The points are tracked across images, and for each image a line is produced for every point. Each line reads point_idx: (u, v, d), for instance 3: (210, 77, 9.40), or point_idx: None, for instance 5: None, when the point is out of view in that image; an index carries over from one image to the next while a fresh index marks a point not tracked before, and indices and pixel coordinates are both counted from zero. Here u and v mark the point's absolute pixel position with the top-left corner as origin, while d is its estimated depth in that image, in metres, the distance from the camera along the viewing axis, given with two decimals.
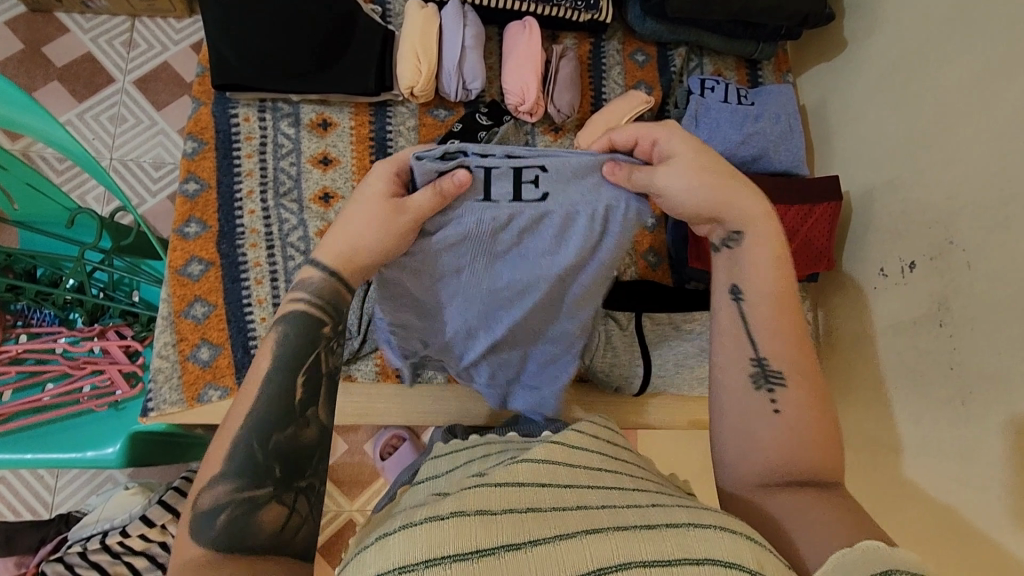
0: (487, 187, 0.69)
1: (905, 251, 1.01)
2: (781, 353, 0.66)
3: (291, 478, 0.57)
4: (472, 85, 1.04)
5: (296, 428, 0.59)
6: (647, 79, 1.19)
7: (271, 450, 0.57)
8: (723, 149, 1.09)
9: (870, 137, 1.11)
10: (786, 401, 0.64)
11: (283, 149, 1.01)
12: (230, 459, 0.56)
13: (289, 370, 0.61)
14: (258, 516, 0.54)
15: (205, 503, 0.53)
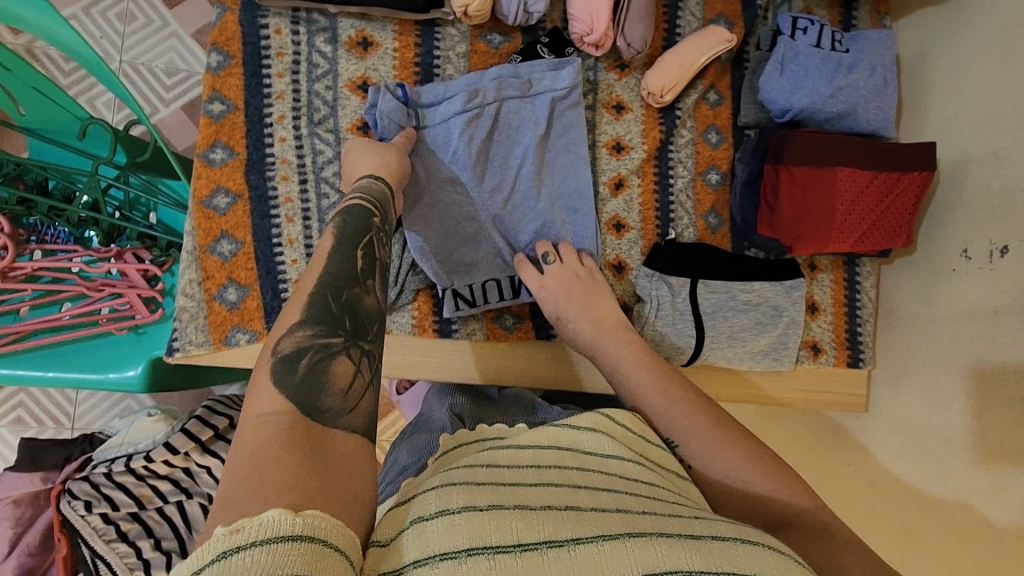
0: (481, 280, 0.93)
1: (997, 233, 0.91)
2: (667, 416, 0.77)
3: (358, 335, 0.62)
4: (534, 7, 0.91)
5: (360, 290, 0.66)
6: (729, 13, 1.04)
7: (342, 309, 0.63)
8: (810, 103, 0.96)
9: (975, 99, 0.98)
10: (695, 449, 0.74)
11: (317, 70, 0.90)
12: (309, 308, 0.61)
13: (348, 242, 0.69)
14: (331, 366, 0.58)
15: (286, 348, 0.57)
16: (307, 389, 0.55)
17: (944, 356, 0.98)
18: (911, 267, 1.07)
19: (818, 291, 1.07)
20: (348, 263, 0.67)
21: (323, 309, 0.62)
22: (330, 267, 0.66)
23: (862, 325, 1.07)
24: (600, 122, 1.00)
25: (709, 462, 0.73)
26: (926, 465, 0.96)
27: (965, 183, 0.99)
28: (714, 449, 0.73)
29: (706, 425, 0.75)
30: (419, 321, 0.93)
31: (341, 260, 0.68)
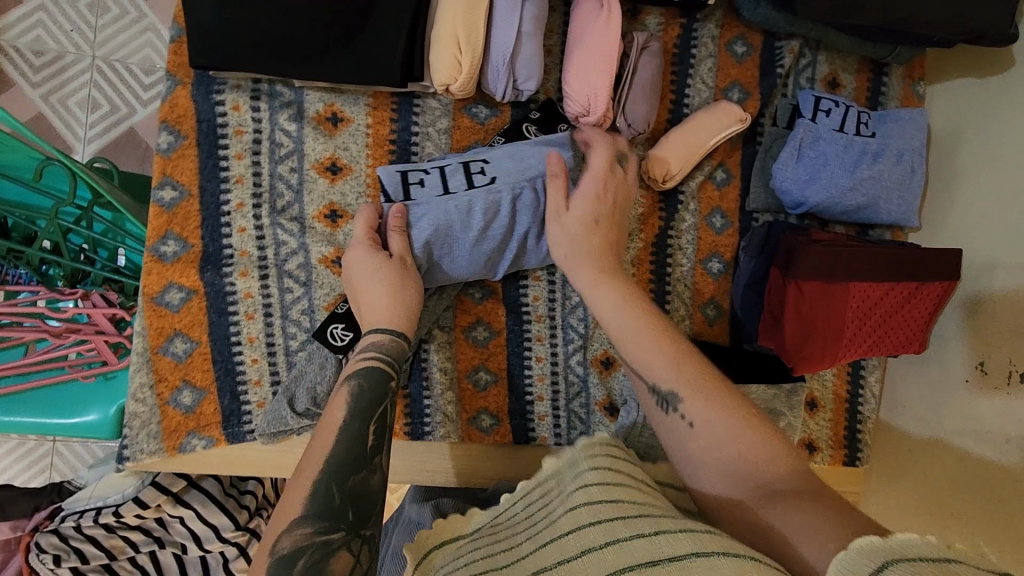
0: (445, 182, 0.80)
1: (1017, 353, 0.84)
2: (664, 373, 0.65)
3: (360, 523, 0.58)
4: (524, 85, 0.81)
5: (366, 472, 0.61)
6: (744, 80, 0.94)
7: (347, 491, 0.58)
8: (826, 197, 0.88)
9: (1008, 198, 0.88)
10: (693, 407, 0.62)
11: (281, 150, 0.81)
12: (308, 502, 0.56)
13: (362, 417, 0.64)
14: (331, 563, 0.54)
15: (282, 548, 0.53)
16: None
17: (950, 469, 0.91)
18: (920, 363, 1.00)
19: (819, 386, 1.00)
20: (357, 441, 0.62)
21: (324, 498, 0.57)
22: (337, 448, 0.61)
23: (863, 422, 1.01)
24: None
25: (710, 423, 0.60)
26: None
27: (992, 286, 0.90)
28: (712, 406, 0.61)
29: (710, 386, 0.63)
30: None
31: (352, 438, 0.62)
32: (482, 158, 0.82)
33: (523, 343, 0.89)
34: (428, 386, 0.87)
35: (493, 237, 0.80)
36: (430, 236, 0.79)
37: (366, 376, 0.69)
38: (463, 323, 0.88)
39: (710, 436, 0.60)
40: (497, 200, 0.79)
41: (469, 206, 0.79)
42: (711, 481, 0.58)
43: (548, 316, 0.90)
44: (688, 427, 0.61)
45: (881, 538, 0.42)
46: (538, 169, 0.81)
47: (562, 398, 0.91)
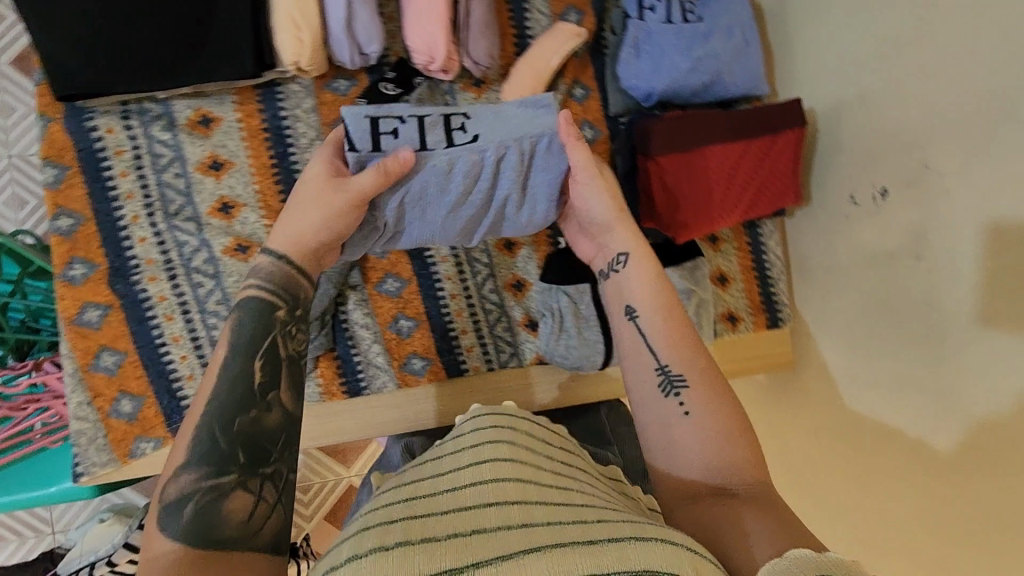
0: (422, 136, 0.80)
1: (877, 175, 0.91)
2: (674, 358, 0.70)
3: (255, 464, 0.63)
4: (369, 48, 0.88)
5: (257, 412, 0.66)
6: (577, 2, 1.01)
7: (234, 434, 0.63)
8: (671, 82, 0.95)
9: (835, 46, 0.96)
10: (693, 399, 0.67)
11: (162, 160, 0.87)
12: (192, 450, 0.61)
13: (244, 355, 0.69)
14: (224, 504, 0.58)
15: (171, 494, 0.58)
16: (201, 524, 0.56)
17: (851, 302, 0.98)
18: (809, 217, 1.07)
19: (724, 262, 1.06)
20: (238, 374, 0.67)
21: (212, 444, 0.62)
22: (223, 390, 0.66)
23: (774, 285, 1.07)
24: None
25: (704, 418, 0.66)
26: (850, 414, 0.97)
27: (842, 126, 0.98)
28: (712, 411, 0.66)
29: (716, 387, 0.68)
30: (326, 387, 0.92)
31: (235, 376, 0.67)
32: (463, 113, 0.82)
33: (435, 285, 0.95)
34: (355, 343, 0.92)
35: (471, 204, 0.83)
36: (406, 193, 0.80)
37: (248, 311, 0.72)
38: (373, 279, 0.93)
39: (702, 428, 0.65)
40: (480, 160, 0.81)
41: (449, 166, 0.80)
42: (682, 472, 0.64)
43: (452, 255, 0.95)
44: (684, 415, 0.67)
45: (814, 553, 0.48)
46: (533, 130, 0.81)
47: (485, 327, 0.96)
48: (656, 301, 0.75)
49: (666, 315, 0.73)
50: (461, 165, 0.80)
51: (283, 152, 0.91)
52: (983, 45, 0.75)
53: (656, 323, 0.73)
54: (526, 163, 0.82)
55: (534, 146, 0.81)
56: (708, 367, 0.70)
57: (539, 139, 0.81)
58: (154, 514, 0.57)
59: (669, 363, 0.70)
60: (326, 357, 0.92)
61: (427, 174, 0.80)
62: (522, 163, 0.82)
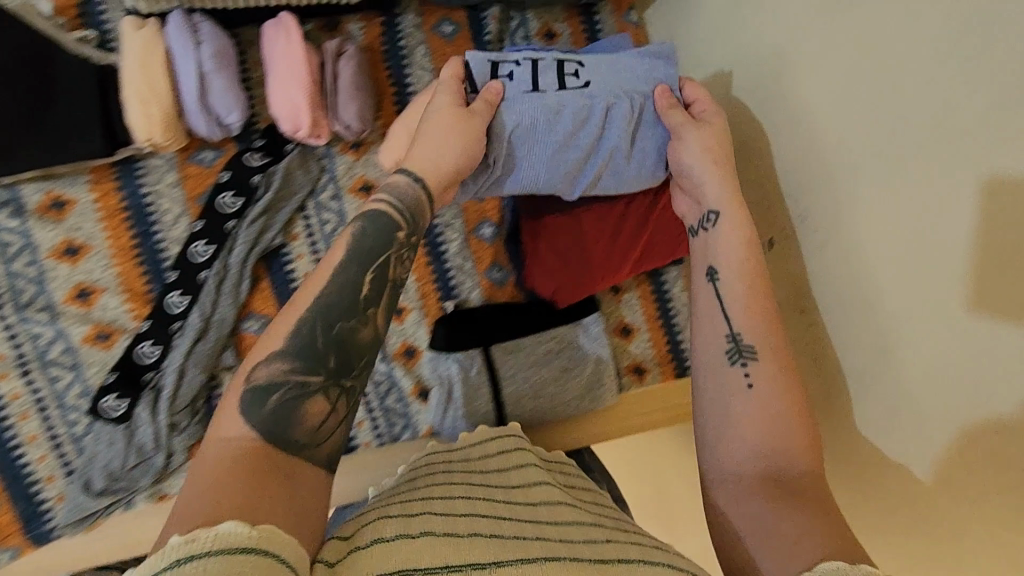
0: (536, 79, 0.81)
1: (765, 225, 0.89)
2: (743, 320, 0.74)
3: (340, 374, 0.60)
4: (229, 118, 0.83)
5: (354, 323, 0.61)
6: (460, 55, 0.99)
7: (329, 339, 0.59)
8: None
9: (718, 90, 0.93)
10: (760, 373, 0.70)
11: (10, 249, 0.82)
12: (291, 341, 0.58)
13: (359, 263, 0.64)
14: (303, 406, 0.56)
15: (262, 377, 0.56)
16: (276, 424, 0.54)
17: None
18: None
19: (627, 312, 1.03)
20: (351, 290, 0.62)
21: (306, 342, 0.59)
22: (333, 289, 0.62)
23: (681, 332, 1.05)
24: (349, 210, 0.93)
25: (771, 397, 0.68)
26: None
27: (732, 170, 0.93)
28: (773, 387, 0.69)
29: (785, 367, 0.71)
30: None
31: (343, 281, 0.62)
32: (578, 61, 0.82)
33: None
34: None
35: (576, 146, 0.80)
36: (508, 122, 0.79)
37: (369, 221, 0.66)
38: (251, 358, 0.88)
39: (769, 405, 0.68)
40: (588, 105, 0.80)
41: (559, 106, 0.79)
42: (733, 450, 0.67)
43: None
44: (748, 388, 0.70)
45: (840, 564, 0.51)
46: (640, 87, 0.82)
47: (374, 399, 0.92)
48: (747, 266, 0.76)
49: (747, 272, 0.76)
50: (568, 109, 0.79)
51: (146, 231, 0.86)
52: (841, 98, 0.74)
53: (730, 255, 0.77)
54: (636, 115, 0.81)
55: (644, 103, 0.81)
56: (778, 342, 0.72)
57: (646, 101, 0.82)
58: (237, 388, 0.56)
59: (742, 333, 0.73)
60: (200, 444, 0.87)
61: (529, 107, 0.79)
62: (632, 117, 0.80)
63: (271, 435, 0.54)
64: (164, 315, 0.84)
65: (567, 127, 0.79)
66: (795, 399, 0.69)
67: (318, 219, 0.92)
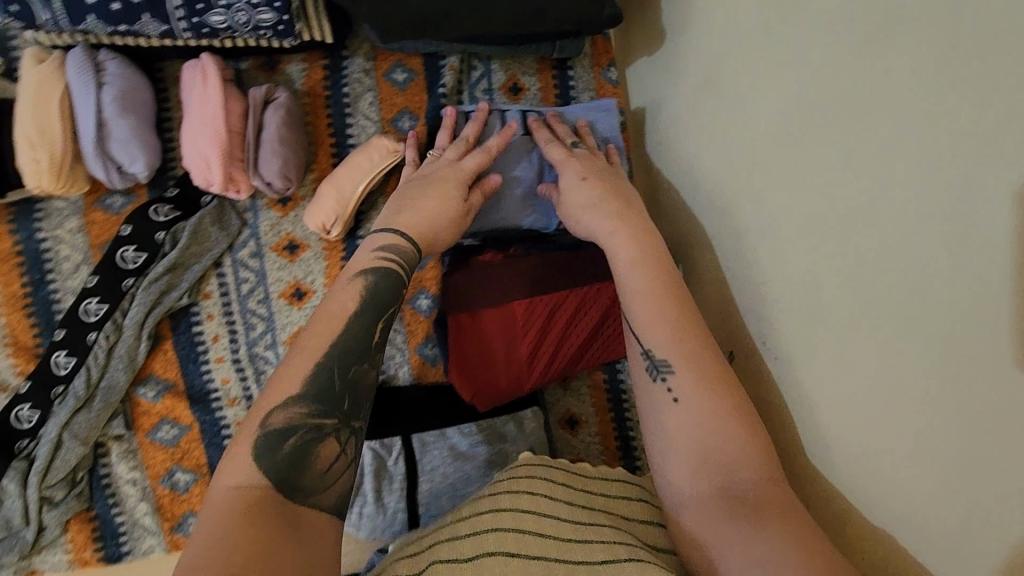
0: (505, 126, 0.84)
1: (724, 331, 0.79)
2: (661, 340, 0.69)
3: (352, 415, 0.60)
4: (133, 167, 0.76)
5: (366, 366, 0.63)
6: (411, 106, 0.89)
7: (347, 381, 0.60)
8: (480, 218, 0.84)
9: (690, 170, 0.83)
10: (681, 384, 0.66)
11: None
12: (310, 383, 0.59)
13: (373, 311, 0.65)
14: (317, 448, 0.56)
15: (279, 422, 0.56)
16: (288, 468, 0.54)
17: None
18: None
19: (574, 401, 0.93)
20: (365, 336, 0.64)
21: (325, 383, 0.59)
22: (344, 338, 0.62)
23: (633, 430, 0.94)
24: (272, 269, 0.85)
25: (693, 399, 0.65)
26: None
27: (699, 265, 0.84)
28: (702, 395, 0.65)
29: (709, 375, 0.66)
30: (78, 552, 0.79)
31: (360, 328, 0.64)
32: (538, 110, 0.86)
33: (221, 433, 0.83)
34: (117, 501, 0.80)
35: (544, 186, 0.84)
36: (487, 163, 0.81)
37: (379, 275, 0.68)
38: (145, 426, 0.81)
39: (693, 412, 0.65)
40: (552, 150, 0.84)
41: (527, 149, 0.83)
42: (678, 471, 0.65)
43: (243, 396, 0.83)
44: (673, 400, 0.67)
45: None
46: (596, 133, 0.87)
47: None
48: (647, 278, 0.71)
49: (645, 276, 0.71)
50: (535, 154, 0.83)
51: (40, 279, 0.79)
52: (805, 218, 0.62)
53: (639, 299, 0.70)
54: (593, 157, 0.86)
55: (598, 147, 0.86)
56: (696, 347, 0.68)
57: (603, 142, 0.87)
58: (250, 436, 0.56)
59: (653, 349, 0.69)
60: (79, 517, 0.79)
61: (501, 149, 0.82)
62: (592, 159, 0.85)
63: (281, 481, 0.54)
64: (46, 377, 0.76)
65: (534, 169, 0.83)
66: (718, 385, 0.66)
67: (235, 278, 0.84)
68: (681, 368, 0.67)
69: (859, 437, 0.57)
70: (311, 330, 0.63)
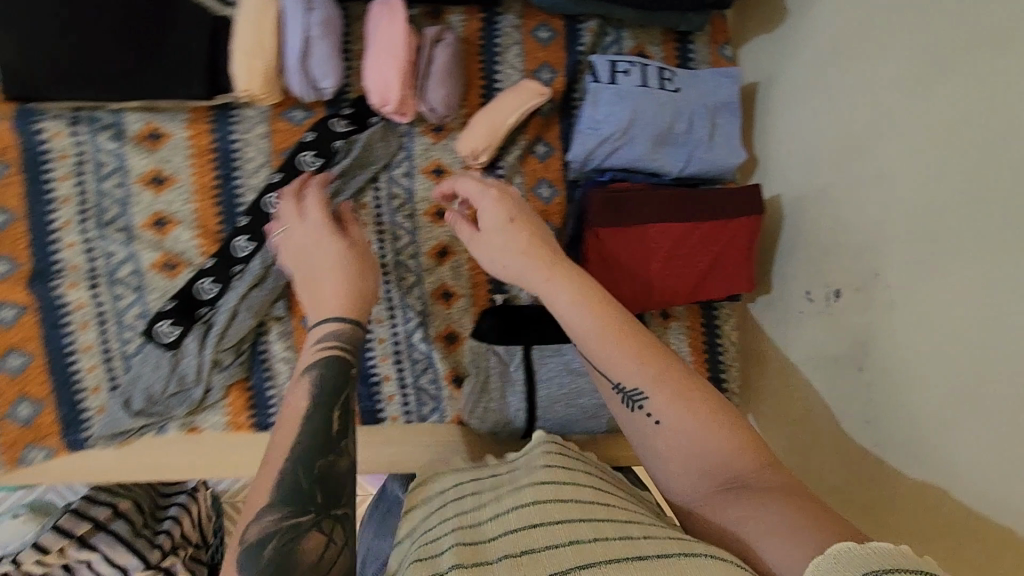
0: (644, 79, 0.92)
1: (831, 275, 0.87)
2: (629, 371, 0.68)
3: (330, 504, 0.60)
4: (324, 83, 0.88)
5: (334, 456, 0.62)
6: (552, 61, 1.01)
7: (315, 475, 0.60)
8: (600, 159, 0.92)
9: (805, 132, 0.93)
10: (660, 408, 0.66)
11: (105, 168, 0.87)
12: (277, 490, 0.59)
13: (325, 407, 0.65)
14: (302, 544, 0.57)
15: (252, 535, 0.57)
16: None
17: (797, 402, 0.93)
18: (765, 305, 1.02)
19: (673, 340, 1.01)
20: (320, 428, 0.64)
21: (292, 485, 0.60)
22: (301, 438, 0.62)
23: (724, 370, 1.03)
24: (420, 188, 0.95)
25: (675, 416, 0.65)
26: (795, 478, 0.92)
27: (805, 218, 0.93)
28: (677, 412, 0.66)
29: (675, 387, 0.67)
30: (233, 417, 0.89)
31: (315, 426, 0.64)
32: (672, 69, 0.95)
33: (363, 328, 0.93)
34: (271, 376, 0.90)
35: (670, 137, 0.94)
36: (623, 112, 0.90)
37: (328, 365, 0.69)
38: (301, 313, 0.91)
39: (676, 426, 0.65)
40: (680, 107, 0.94)
41: (660, 103, 0.92)
42: (679, 478, 0.66)
43: (384, 297, 0.93)
44: (655, 424, 0.66)
45: (855, 544, 0.48)
46: (718, 95, 0.97)
47: (409, 376, 0.94)
48: (596, 322, 0.70)
49: (599, 323, 0.70)
50: (666, 110, 0.92)
51: (228, 174, 0.90)
52: (937, 157, 0.72)
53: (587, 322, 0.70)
54: (711, 116, 0.96)
55: (718, 108, 0.97)
56: (660, 364, 0.68)
57: (721, 105, 0.97)
58: (232, 563, 0.56)
59: (623, 379, 0.69)
60: (237, 385, 0.90)
61: (634, 100, 0.91)
62: (710, 119, 0.96)
63: None
64: (228, 257, 0.88)
65: (663, 122, 0.92)
66: (687, 394, 0.66)
67: (388, 193, 0.95)
68: (657, 395, 0.67)
69: (977, 340, 0.66)
70: (256, 467, 0.61)
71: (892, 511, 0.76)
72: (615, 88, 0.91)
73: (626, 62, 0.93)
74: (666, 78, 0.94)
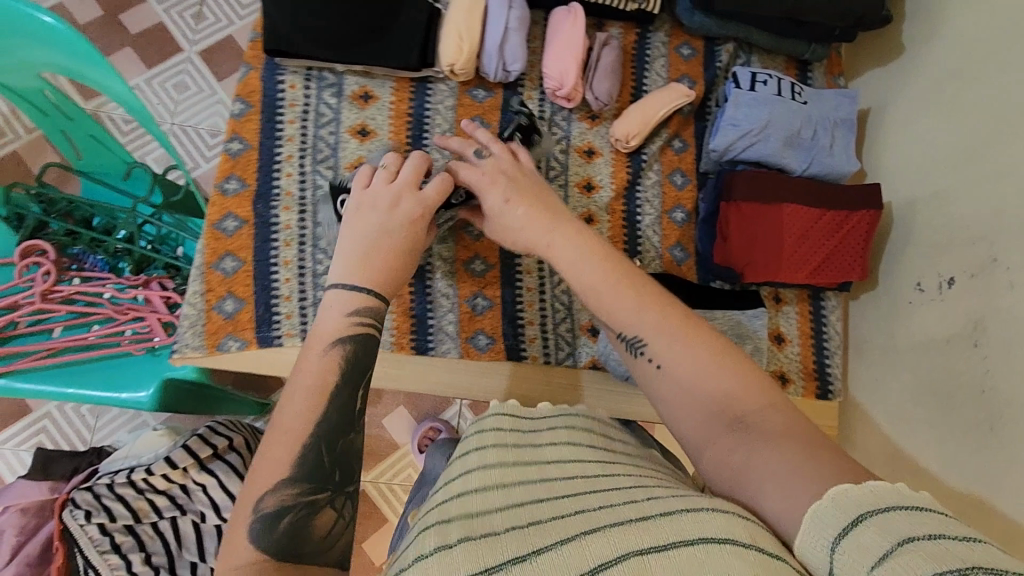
0: (780, 89, 1.08)
1: (945, 265, 0.97)
2: (632, 319, 0.76)
3: (344, 483, 0.71)
4: (512, 66, 1.05)
5: (352, 435, 0.73)
6: (691, 73, 1.17)
7: (335, 454, 0.70)
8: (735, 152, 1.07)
9: (919, 146, 1.06)
10: (659, 351, 0.73)
11: (323, 118, 1.05)
12: (299, 466, 0.68)
13: (351, 384, 0.74)
14: (313, 521, 0.67)
15: (269, 505, 0.65)
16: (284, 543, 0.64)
17: (907, 384, 1.01)
18: (874, 301, 1.12)
19: (784, 322, 1.11)
20: (345, 406, 0.73)
21: (316, 462, 0.69)
22: (328, 415, 0.71)
23: (830, 356, 1.11)
24: (574, 164, 1.10)
25: (675, 357, 0.72)
26: (903, 453, 1.00)
27: (917, 220, 1.04)
28: (677, 352, 0.72)
29: (675, 330, 0.73)
30: (397, 338, 1.02)
31: (342, 403, 0.73)
32: (801, 86, 1.11)
33: (515, 276, 1.05)
34: (433, 306, 1.02)
35: (798, 141, 1.07)
36: (762, 113, 1.05)
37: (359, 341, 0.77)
38: (463, 257, 1.04)
39: (677, 365, 0.71)
40: (809, 116, 1.08)
41: (792, 110, 1.07)
42: (690, 418, 0.70)
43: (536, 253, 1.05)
44: (658, 367, 0.73)
45: (853, 487, 0.52)
46: (841, 112, 1.11)
47: (550, 323, 1.05)
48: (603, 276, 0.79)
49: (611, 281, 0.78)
50: (797, 117, 1.07)
51: (419, 135, 1.07)
52: None
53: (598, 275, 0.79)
54: (834, 129, 1.10)
55: (841, 122, 1.10)
56: (661, 315, 0.75)
57: (842, 121, 1.11)
58: (244, 520, 0.65)
59: (623, 329, 0.76)
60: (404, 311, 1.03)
61: (771, 106, 1.06)
62: (833, 130, 1.10)
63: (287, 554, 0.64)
64: None
65: (794, 126, 1.06)
66: (698, 342, 0.72)
67: (547, 164, 1.10)
68: (656, 338, 0.74)
69: None
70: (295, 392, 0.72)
71: (1005, 470, 0.83)
72: (755, 94, 1.06)
73: (764, 76, 1.09)
74: (795, 92, 1.09)
